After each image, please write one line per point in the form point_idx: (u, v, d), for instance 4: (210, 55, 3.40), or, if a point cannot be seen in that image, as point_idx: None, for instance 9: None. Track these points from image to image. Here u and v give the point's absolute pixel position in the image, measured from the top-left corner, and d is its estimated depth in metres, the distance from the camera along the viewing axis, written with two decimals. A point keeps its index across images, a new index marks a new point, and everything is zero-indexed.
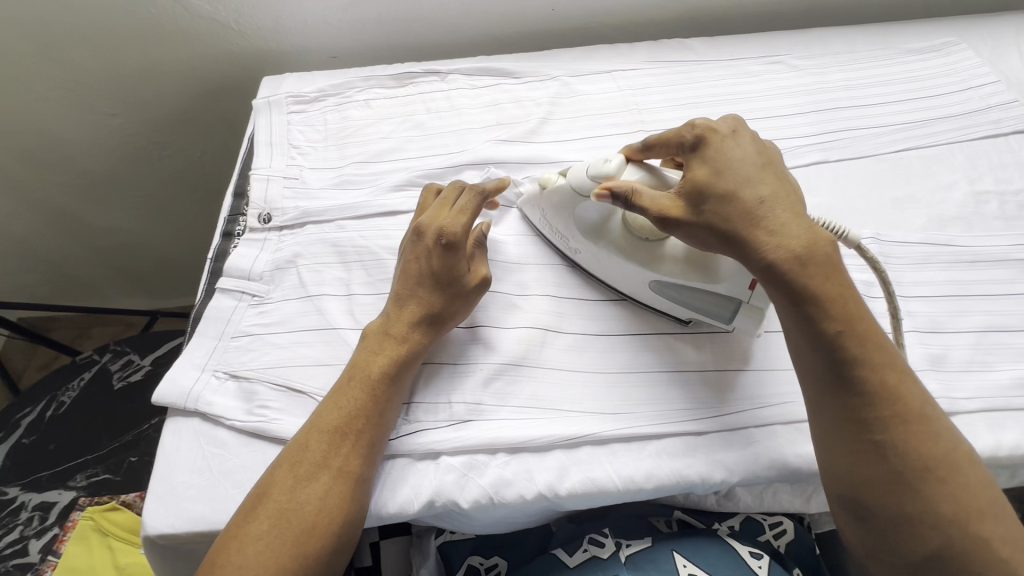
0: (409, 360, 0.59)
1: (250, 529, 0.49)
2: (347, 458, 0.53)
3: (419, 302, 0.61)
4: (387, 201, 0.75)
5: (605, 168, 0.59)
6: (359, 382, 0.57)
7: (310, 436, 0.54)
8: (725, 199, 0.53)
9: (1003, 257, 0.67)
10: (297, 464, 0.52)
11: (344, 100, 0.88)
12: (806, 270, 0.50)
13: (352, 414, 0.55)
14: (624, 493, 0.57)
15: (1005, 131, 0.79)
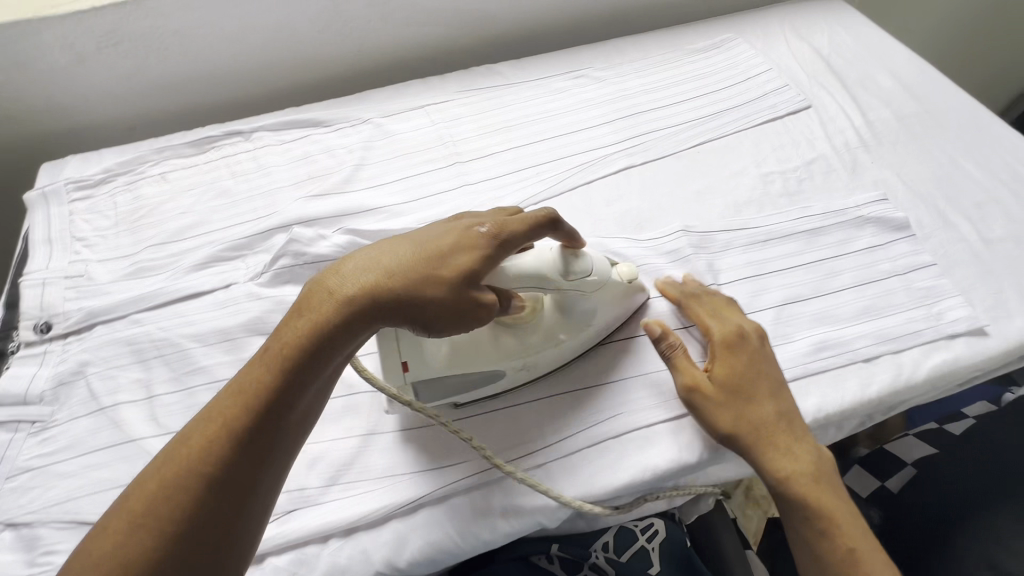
0: (354, 338, 0.46)
1: (108, 531, 0.39)
2: (239, 455, 0.41)
3: (428, 283, 0.48)
4: (187, 284, 0.68)
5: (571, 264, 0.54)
6: (295, 361, 0.44)
7: (179, 452, 0.41)
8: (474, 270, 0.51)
9: (791, 231, 0.73)
10: (181, 454, 0.41)
11: (136, 177, 0.81)
12: (713, 403, 0.56)
13: (233, 432, 0.42)
14: (468, 548, 0.55)
15: (781, 113, 0.86)
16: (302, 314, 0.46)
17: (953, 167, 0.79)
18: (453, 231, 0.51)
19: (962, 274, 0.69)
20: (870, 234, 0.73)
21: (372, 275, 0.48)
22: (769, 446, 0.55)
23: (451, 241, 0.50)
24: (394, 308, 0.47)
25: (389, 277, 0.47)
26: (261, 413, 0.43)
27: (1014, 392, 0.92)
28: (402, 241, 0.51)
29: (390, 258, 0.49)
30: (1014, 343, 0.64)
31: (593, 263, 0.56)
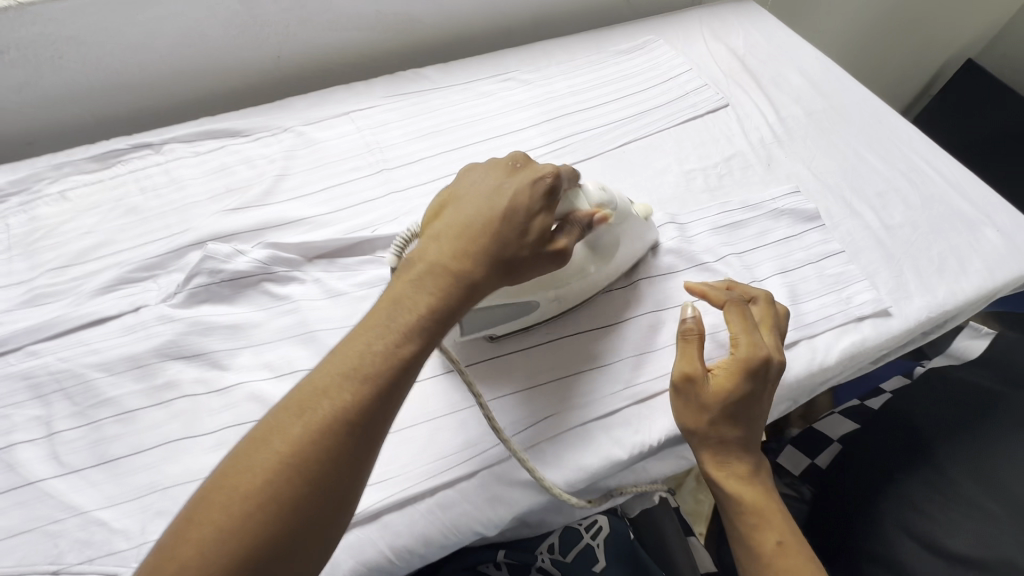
0: (467, 299, 0.48)
1: (241, 484, 0.38)
2: (371, 406, 0.42)
3: (514, 241, 0.50)
4: (92, 310, 0.64)
5: (602, 198, 0.61)
6: (404, 318, 0.45)
7: (330, 378, 0.42)
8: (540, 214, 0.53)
9: (713, 226, 0.76)
10: (306, 410, 0.41)
11: (32, 196, 0.75)
12: (684, 401, 0.58)
13: (379, 359, 0.43)
14: (403, 563, 0.54)
15: (701, 112, 0.89)
16: (401, 280, 0.48)
17: (858, 159, 0.84)
18: (523, 183, 0.53)
19: (868, 259, 0.73)
20: (785, 225, 0.76)
21: (465, 238, 0.50)
22: (717, 447, 0.57)
23: (523, 196, 0.52)
24: (493, 268, 0.50)
25: (487, 239, 0.50)
26: (400, 343, 0.44)
27: (924, 365, 1.00)
28: (472, 201, 0.53)
29: (473, 216, 0.51)
30: (915, 322, 0.68)
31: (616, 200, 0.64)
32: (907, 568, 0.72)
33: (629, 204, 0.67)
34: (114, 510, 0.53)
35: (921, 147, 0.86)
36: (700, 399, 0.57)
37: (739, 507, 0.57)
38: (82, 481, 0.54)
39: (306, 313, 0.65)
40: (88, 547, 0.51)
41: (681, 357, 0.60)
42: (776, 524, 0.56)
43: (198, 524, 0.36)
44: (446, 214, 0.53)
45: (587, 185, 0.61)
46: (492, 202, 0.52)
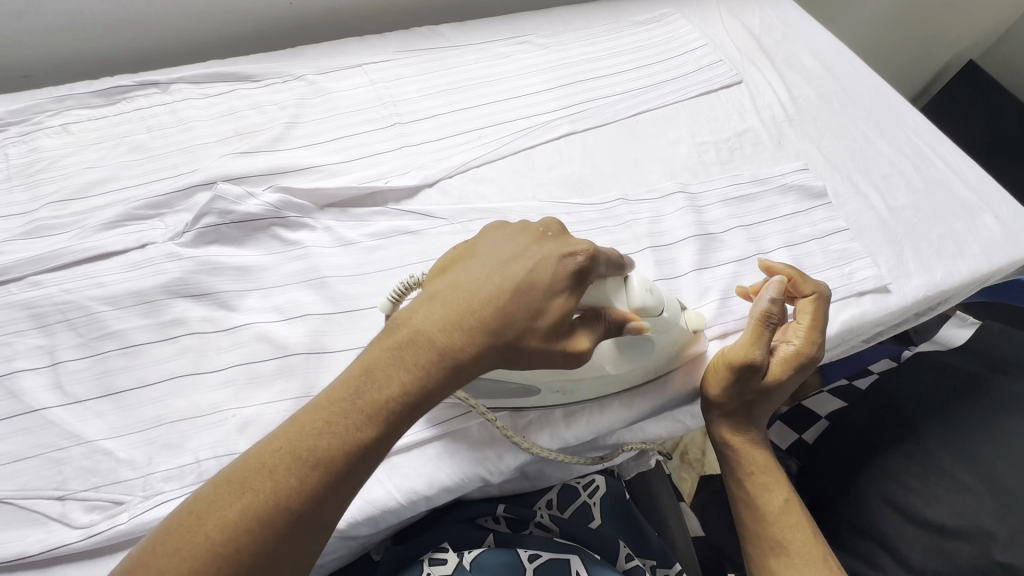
0: (445, 382, 0.44)
1: (171, 565, 0.35)
2: (319, 496, 0.39)
3: (517, 324, 0.45)
4: (96, 243, 0.62)
5: (647, 301, 0.52)
6: (373, 396, 0.42)
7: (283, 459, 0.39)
8: (557, 304, 0.46)
9: (723, 198, 0.76)
10: (249, 489, 0.37)
11: (32, 127, 0.73)
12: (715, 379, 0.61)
13: (339, 447, 0.40)
14: (410, 506, 0.54)
15: (715, 87, 0.89)
16: (380, 348, 0.44)
17: (865, 142, 0.85)
18: (547, 258, 0.47)
19: (871, 238, 0.75)
20: (793, 201, 0.77)
21: (462, 315, 0.44)
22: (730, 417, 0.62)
23: (543, 273, 0.46)
24: (485, 349, 0.45)
25: (484, 320, 0.44)
26: (367, 429, 0.41)
27: (911, 349, 1.02)
28: (484, 263, 0.48)
29: (481, 288, 0.46)
30: (912, 299, 0.70)
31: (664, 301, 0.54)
32: (886, 538, 0.76)
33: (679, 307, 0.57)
34: (119, 441, 0.53)
35: (926, 134, 0.88)
36: (748, 380, 0.59)
37: (748, 471, 0.62)
38: (86, 411, 0.54)
39: (316, 259, 0.65)
40: (94, 475, 0.51)
41: (747, 338, 0.59)
42: (781, 487, 0.61)
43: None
44: (452, 273, 0.48)
45: (634, 280, 0.52)
46: (503, 274, 0.46)
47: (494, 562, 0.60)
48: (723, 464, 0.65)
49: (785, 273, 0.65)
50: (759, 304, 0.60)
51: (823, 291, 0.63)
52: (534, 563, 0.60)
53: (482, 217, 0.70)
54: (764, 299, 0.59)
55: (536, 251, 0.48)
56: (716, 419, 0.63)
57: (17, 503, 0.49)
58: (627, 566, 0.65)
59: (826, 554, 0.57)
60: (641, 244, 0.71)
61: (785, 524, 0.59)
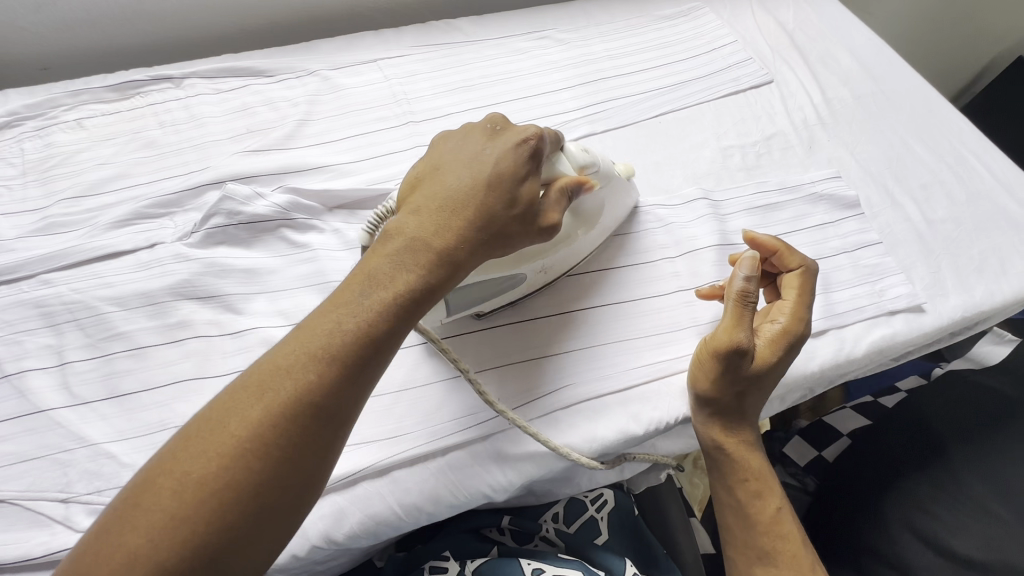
0: (450, 277, 0.44)
1: (198, 467, 0.34)
2: (338, 385, 0.38)
3: (493, 214, 0.46)
4: (105, 242, 0.62)
5: (585, 158, 0.57)
6: (378, 294, 0.41)
7: (296, 354, 0.38)
8: (528, 188, 0.48)
9: (747, 206, 0.73)
10: (267, 390, 0.37)
11: (48, 122, 0.73)
12: (707, 371, 0.56)
13: (351, 338, 0.39)
14: (410, 519, 0.54)
15: (744, 87, 0.85)
16: (375, 251, 0.43)
17: (904, 149, 0.80)
18: (513, 152, 0.49)
19: (906, 253, 0.71)
20: (822, 211, 0.73)
21: (447, 208, 0.45)
22: (724, 416, 0.57)
23: (509, 164, 0.48)
24: (476, 240, 0.45)
25: (471, 211, 0.45)
26: (377, 322, 0.40)
27: (943, 367, 0.98)
28: (458, 170, 0.48)
29: (457, 187, 0.47)
30: (948, 321, 0.66)
31: (598, 159, 0.59)
32: (907, 565, 0.72)
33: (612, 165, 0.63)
34: (123, 444, 0.53)
35: (972, 141, 0.82)
36: (737, 370, 0.54)
37: (742, 477, 0.57)
38: (92, 413, 0.54)
39: (323, 263, 0.64)
40: (97, 479, 0.51)
41: (729, 322, 0.55)
42: (775, 495, 0.57)
43: (144, 509, 0.33)
44: (432, 181, 0.48)
45: (568, 146, 0.57)
46: (477, 172, 0.47)
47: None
48: (715, 467, 0.59)
49: (770, 245, 0.61)
50: (735, 283, 0.56)
51: (810, 265, 0.59)
52: None
53: None
54: (740, 275, 0.56)
55: (501, 146, 0.49)
56: (708, 420, 0.57)
57: (23, 505, 0.50)
58: None
59: (814, 562, 0.55)
60: (660, 254, 0.68)
61: (777, 531, 0.56)
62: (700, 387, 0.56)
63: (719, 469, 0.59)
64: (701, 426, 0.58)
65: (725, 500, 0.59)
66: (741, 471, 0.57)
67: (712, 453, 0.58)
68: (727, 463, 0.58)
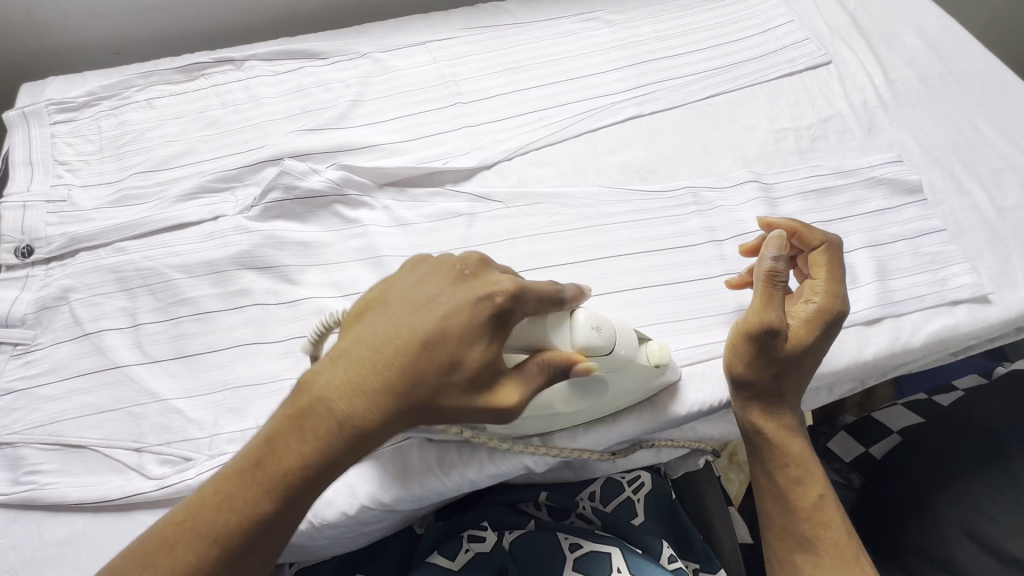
0: (354, 451, 0.39)
1: None
2: (219, 572, 0.37)
3: (426, 382, 0.40)
4: (173, 214, 0.66)
5: (592, 338, 0.47)
6: (275, 468, 0.38)
7: (180, 532, 0.38)
8: (473, 359, 0.40)
9: (800, 190, 0.71)
10: (151, 563, 0.37)
11: (121, 102, 0.77)
12: (739, 353, 0.55)
13: (237, 523, 0.38)
14: (453, 486, 0.55)
15: (800, 68, 0.82)
16: (283, 414, 0.40)
17: (973, 132, 0.76)
18: (464, 305, 0.41)
19: (972, 241, 0.67)
20: (881, 196, 0.70)
21: (369, 372, 0.39)
22: (759, 401, 0.56)
23: (457, 320, 0.40)
24: (395, 411, 0.40)
25: (393, 378, 0.39)
26: (267, 504, 0.38)
27: (1006, 366, 0.93)
28: (395, 312, 0.42)
29: (391, 340, 0.40)
30: (1016, 313, 0.63)
31: (615, 334, 0.49)
32: (958, 566, 0.69)
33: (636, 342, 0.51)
34: (189, 401, 0.56)
35: None
36: (773, 350, 0.53)
37: (784, 463, 0.56)
38: (162, 371, 0.58)
39: (372, 238, 0.65)
40: (167, 431, 0.55)
41: (758, 302, 0.53)
42: (819, 484, 0.56)
43: None
44: (367, 320, 0.42)
45: (575, 315, 0.47)
46: (415, 324, 0.41)
47: (533, 549, 0.61)
48: (755, 453, 0.58)
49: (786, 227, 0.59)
50: (763, 261, 0.54)
51: (832, 240, 0.58)
52: (573, 554, 0.60)
53: (539, 200, 0.68)
54: (767, 257, 0.54)
55: (458, 292, 0.42)
56: (747, 403, 0.56)
57: (102, 451, 0.54)
58: (673, 567, 0.62)
59: (859, 552, 0.53)
60: (708, 237, 0.67)
61: (819, 519, 0.54)
62: (736, 369, 0.55)
63: (759, 456, 0.57)
64: (737, 410, 0.57)
65: (765, 486, 0.58)
66: (782, 457, 0.56)
67: (751, 438, 0.57)
68: (767, 449, 0.56)
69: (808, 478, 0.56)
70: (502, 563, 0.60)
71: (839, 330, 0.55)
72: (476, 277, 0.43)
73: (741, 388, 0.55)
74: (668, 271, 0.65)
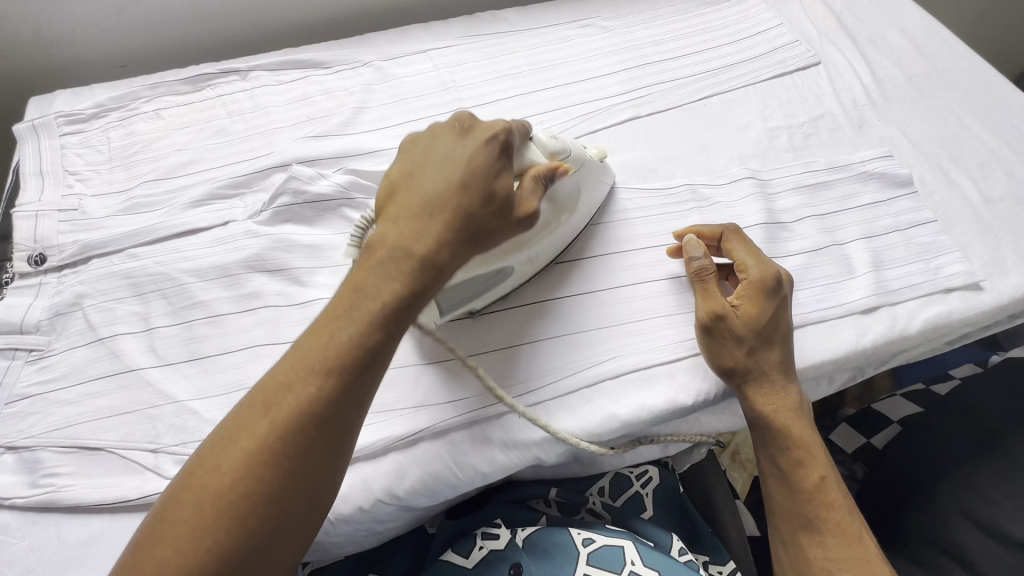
0: (432, 284, 0.45)
1: (212, 488, 0.39)
2: (335, 402, 0.41)
3: (476, 216, 0.46)
4: (183, 220, 0.67)
5: (552, 146, 0.58)
6: (364, 308, 0.43)
7: (294, 376, 0.41)
8: (505, 190, 0.47)
9: (795, 185, 0.73)
10: (272, 408, 0.41)
11: (129, 113, 0.79)
12: (713, 342, 0.57)
13: (342, 353, 0.42)
14: (465, 480, 0.56)
15: (790, 68, 0.85)
16: (360, 266, 0.45)
17: (959, 127, 0.78)
18: (482, 150, 0.47)
19: (962, 231, 0.69)
20: (873, 190, 0.72)
21: (425, 215, 0.45)
22: (756, 386, 0.57)
23: (481, 161, 0.47)
24: (459, 245, 0.45)
25: (449, 214, 0.45)
26: (364, 335, 0.43)
27: (1001, 355, 0.94)
28: (427, 170, 0.47)
29: (437, 189, 0.46)
30: (1007, 299, 0.65)
31: (569, 148, 0.60)
32: (961, 551, 0.71)
33: (584, 151, 0.63)
34: (204, 402, 0.57)
35: None
36: (728, 335, 0.57)
37: (786, 446, 0.57)
38: (176, 373, 0.59)
39: None
40: (182, 432, 0.55)
41: (700, 300, 0.59)
42: (820, 466, 0.57)
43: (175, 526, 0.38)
44: (401, 186, 0.48)
45: (536, 135, 0.57)
46: (451, 173, 0.46)
47: (547, 541, 0.61)
48: (758, 437, 0.59)
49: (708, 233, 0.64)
50: (691, 263, 0.61)
51: (726, 228, 0.63)
52: (587, 548, 0.60)
53: None
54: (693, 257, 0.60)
55: (473, 142, 0.48)
56: (742, 388, 0.58)
57: (118, 453, 0.55)
58: (683, 560, 0.62)
59: (862, 531, 0.55)
60: None
61: (822, 501, 0.56)
62: (717, 356, 0.57)
63: (761, 440, 0.59)
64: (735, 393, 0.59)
65: (768, 468, 0.59)
66: (784, 440, 0.57)
67: (753, 422, 0.59)
68: (770, 433, 0.58)
69: (811, 462, 0.57)
70: (517, 559, 0.60)
71: (787, 292, 0.59)
72: (473, 130, 0.49)
73: (728, 372, 0.57)
74: (670, 266, 0.66)
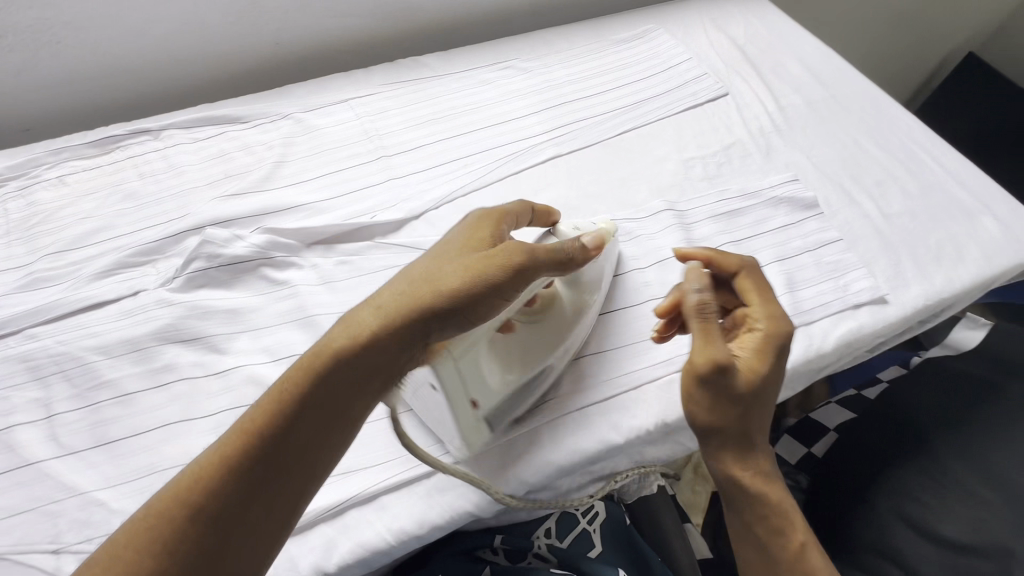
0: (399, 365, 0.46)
1: (138, 531, 0.39)
2: (273, 472, 0.42)
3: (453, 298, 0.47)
4: (89, 294, 0.64)
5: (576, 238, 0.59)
6: (329, 382, 0.44)
7: (246, 434, 0.42)
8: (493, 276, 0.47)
9: (711, 214, 0.75)
10: (216, 464, 0.41)
11: (30, 181, 0.75)
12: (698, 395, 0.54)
13: (294, 424, 0.43)
14: (401, 547, 0.54)
15: (701, 100, 0.89)
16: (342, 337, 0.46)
17: (857, 148, 0.84)
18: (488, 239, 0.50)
19: (866, 247, 0.73)
20: (783, 213, 0.76)
21: (414, 297, 0.47)
22: (729, 452, 0.55)
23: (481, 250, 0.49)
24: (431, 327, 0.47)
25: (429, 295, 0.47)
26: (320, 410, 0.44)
27: (921, 355, 1.00)
28: (437, 259, 0.51)
29: (434, 271, 0.49)
30: (911, 309, 0.69)
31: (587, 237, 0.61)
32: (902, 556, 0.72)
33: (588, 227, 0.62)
34: (113, 491, 0.53)
35: (921, 137, 0.86)
36: (724, 388, 0.53)
37: (762, 512, 0.55)
38: (81, 462, 0.55)
39: (302, 299, 0.66)
40: (87, 527, 0.51)
41: (700, 341, 0.53)
42: (798, 531, 0.55)
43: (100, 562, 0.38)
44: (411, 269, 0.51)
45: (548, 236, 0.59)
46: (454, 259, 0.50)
47: None
48: (734, 504, 0.57)
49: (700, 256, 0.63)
50: (691, 298, 0.55)
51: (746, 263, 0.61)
52: None
53: None
54: (695, 294, 0.55)
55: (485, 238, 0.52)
56: (719, 453, 0.56)
57: (12, 559, 0.50)
58: None
59: None
60: (631, 267, 0.70)
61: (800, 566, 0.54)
62: (701, 413, 0.54)
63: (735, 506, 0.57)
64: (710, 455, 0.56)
65: (745, 536, 0.57)
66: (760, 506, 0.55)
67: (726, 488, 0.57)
68: (744, 500, 0.56)
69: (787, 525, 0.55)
70: None
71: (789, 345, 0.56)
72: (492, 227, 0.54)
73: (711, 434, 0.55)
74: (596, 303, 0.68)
